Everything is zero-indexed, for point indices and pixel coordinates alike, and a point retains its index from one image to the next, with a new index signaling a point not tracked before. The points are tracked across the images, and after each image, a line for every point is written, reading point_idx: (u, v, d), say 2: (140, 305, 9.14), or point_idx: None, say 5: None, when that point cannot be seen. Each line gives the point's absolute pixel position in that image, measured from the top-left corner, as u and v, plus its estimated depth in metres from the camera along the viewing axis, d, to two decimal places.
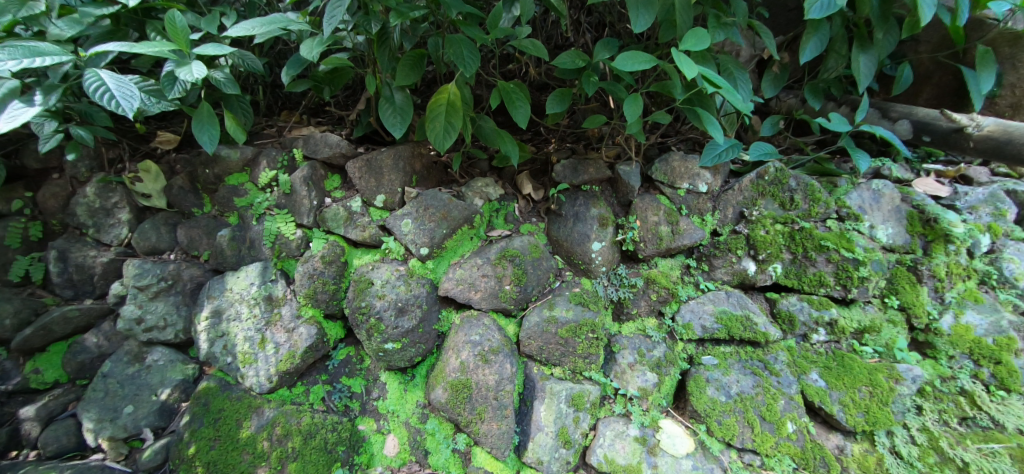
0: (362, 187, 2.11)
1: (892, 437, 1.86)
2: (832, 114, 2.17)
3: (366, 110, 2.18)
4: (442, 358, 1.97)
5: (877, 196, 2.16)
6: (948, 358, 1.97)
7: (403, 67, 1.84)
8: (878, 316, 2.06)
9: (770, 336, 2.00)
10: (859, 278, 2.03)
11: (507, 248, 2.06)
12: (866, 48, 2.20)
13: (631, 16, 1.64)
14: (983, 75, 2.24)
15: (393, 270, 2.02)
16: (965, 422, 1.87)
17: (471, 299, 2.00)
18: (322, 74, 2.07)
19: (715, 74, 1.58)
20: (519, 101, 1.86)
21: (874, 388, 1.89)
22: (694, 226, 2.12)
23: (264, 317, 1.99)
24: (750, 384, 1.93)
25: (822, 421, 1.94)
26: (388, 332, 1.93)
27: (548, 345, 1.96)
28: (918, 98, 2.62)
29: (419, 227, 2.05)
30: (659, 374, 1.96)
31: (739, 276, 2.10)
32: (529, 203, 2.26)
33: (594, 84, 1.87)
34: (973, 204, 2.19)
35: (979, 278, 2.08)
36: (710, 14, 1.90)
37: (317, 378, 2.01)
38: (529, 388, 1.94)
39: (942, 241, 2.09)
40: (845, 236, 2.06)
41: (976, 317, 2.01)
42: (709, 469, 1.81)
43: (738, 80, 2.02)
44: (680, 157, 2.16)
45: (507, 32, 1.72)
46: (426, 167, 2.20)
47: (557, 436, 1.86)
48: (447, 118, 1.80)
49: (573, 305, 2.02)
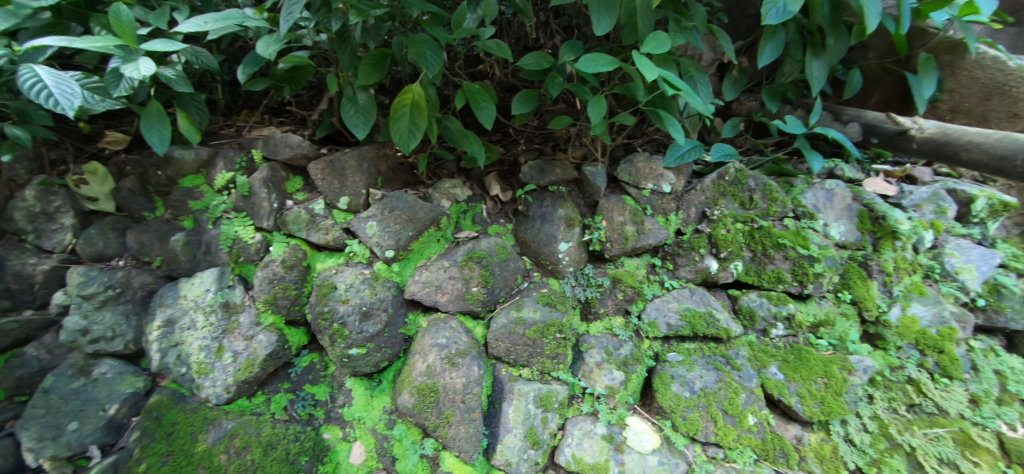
0: (325, 189, 2.06)
1: (846, 426, 1.95)
2: (788, 116, 2.26)
3: (329, 110, 2.14)
4: (409, 363, 1.94)
5: (831, 195, 2.25)
6: (896, 348, 2.08)
7: (364, 66, 1.79)
8: (832, 311, 2.15)
9: (732, 332, 2.05)
10: (814, 274, 2.11)
11: (473, 250, 2.04)
12: (819, 54, 2.30)
13: (593, 18, 1.66)
14: (925, 80, 2.38)
15: (358, 274, 1.98)
16: (912, 409, 1.99)
17: (438, 301, 1.97)
18: (281, 72, 2.01)
19: (674, 77, 1.61)
20: (484, 101, 1.85)
21: (829, 380, 1.97)
22: (658, 225, 2.16)
23: (221, 325, 1.91)
24: (713, 379, 1.98)
25: (781, 413, 2.01)
26: (353, 337, 1.89)
27: (516, 346, 1.96)
28: (867, 101, 2.78)
29: (384, 229, 2.01)
30: (625, 372, 1.99)
31: (702, 274, 2.15)
32: (497, 203, 2.26)
33: (559, 85, 1.89)
34: (917, 202, 2.31)
35: (924, 272, 2.21)
36: (671, 18, 1.94)
37: (278, 386, 1.94)
38: (498, 390, 1.93)
39: (890, 237, 2.19)
40: (801, 234, 2.14)
41: (922, 310, 2.13)
42: (674, 464, 1.85)
43: (699, 83, 2.05)
44: (644, 158, 2.20)
45: (471, 32, 1.70)
46: (391, 168, 2.17)
47: (526, 437, 1.85)
48: (412, 118, 1.78)
49: (541, 306, 2.03)
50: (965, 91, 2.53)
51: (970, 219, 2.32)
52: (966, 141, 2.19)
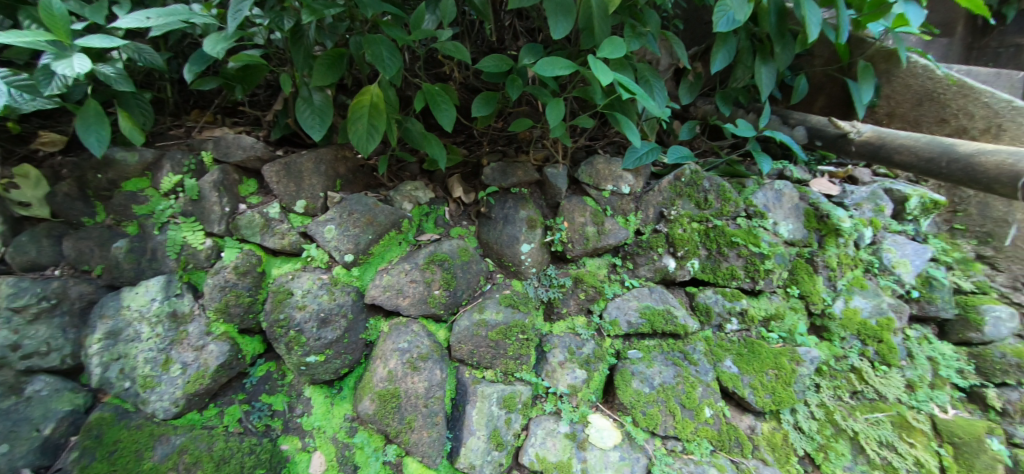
0: (280, 192, 2.00)
1: (795, 414, 2.07)
2: (739, 120, 2.36)
3: (284, 110, 2.08)
4: (370, 369, 1.90)
5: (780, 196, 2.34)
6: (840, 339, 2.22)
7: (319, 67, 1.75)
8: (782, 305, 2.25)
9: (689, 328, 2.12)
10: (765, 270, 2.21)
11: (435, 253, 2.03)
12: (767, 61, 2.42)
13: (550, 23, 1.68)
14: (863, 87, 2.53)
15: (316, 279, 1.92)
16: (855, 395, 2.15)
17: (400, 305, 1.95)
18: (231, 71, 1.93)
19: (630, 81, 1.64)
20: (444, 104, 1.84)
21: (779, 371, 2.07)
22: (618, 226, 2.21)
23: (169, 336, 1.81)
24: (671, 374, 2.04)
25: (735, 404, 2.10)
26: (310, 344, 1.84)
27: (478, 348, 1.96)
28: (813, 106, 2.94)
29: (343, 233, 1.97)
30: (588, 370, 2.02)
31: (660, 272, 2.20)
32: (460, 206, 2.26)
33: (519, 88, 1.90)
34: (858, 201, 2.44)
35: (864, 267, 2.35)
36: (627, 24, 1.99)
37: (232, 398, 1.87)
38: (461, 393, 1.93)
39: (833, 234, 2.32)
40: (753, 233, 2.23)
41: (863, 302, 2.27)
42: (635, 458, 1.89)
43: (655, 88, 2.11)
44: (604, 160, 2.25)
45: (429, 34, 1.68)
46: (352, 170, 2.15)
47: (489, 439, 1.85)
48: (370, 120, 1.76)
49: (503, 307, 2.04)
50: (900, 98, 2.71)
51: (904, 217, 2.50)
52: (898, 144, 2.36)
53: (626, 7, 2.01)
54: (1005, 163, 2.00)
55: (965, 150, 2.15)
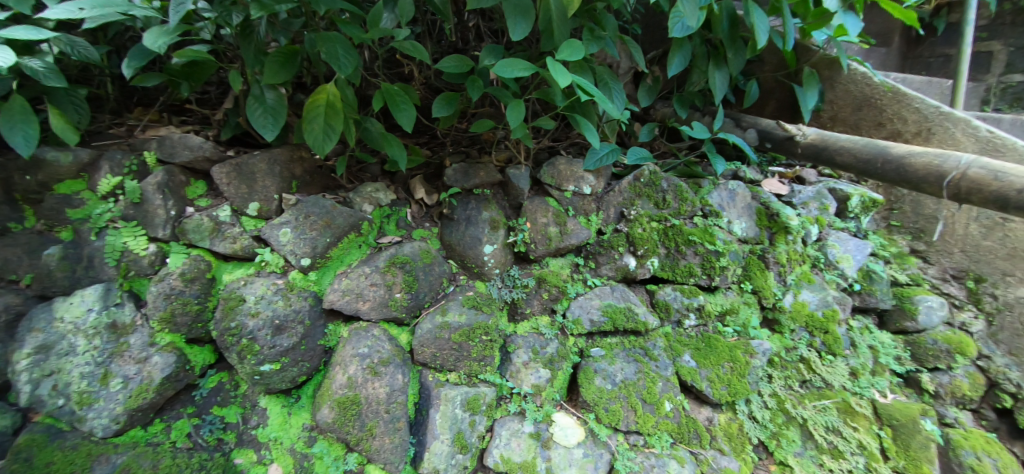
0: (231, 194, 1.91)
1: (749, 404, 2.17)
2: (695, 122, 2.44)
3: (235, 109, 1.99)
4: (329, 375, 1.84)
5: (733, 195, 2.44)
6: (790, 331, 2.34)
7: (271, 64, 1.69)
8: (736, 300, 2.34)
9: (649, 325, 2.18)
10: (720, 267, 2.29)
11: (396, 255, 2.00)
12: (720, 66, 2.52)
13: (509, 24, 1.68)
14: (808, 91, 2.67)
15: (270, 284, 1.85)
16: (805, 384, 2.27)
17: (360, 309, 1.90)
18: (176, 67, 1.83)
19: (588, 83, 1.66)
20: (404, 104, 1.82)
21: (734, 363, 2.16)
22: (580, 226, 2.24)
23: (108, 348, 1.69)
24: (632, 370, 2.09)
25: (694, 397, 2.17)
26: (264, 352, 1.76)
27: (441, 351, 1.94)
28: (764, 109, 3.10)
29: (299, 236, 1.91)
30: (551, 369, 2.04)
31: (621, 271, 2.25)
32: (422, 207, 2.23)
33: (479, 89, 1.89)
34: (805, 200, 2.57)
35: (811, 262, 2.49)
36: (586, 28, 2.02)
37: (180, 411, 1.77)
38: (424, 397, 1.90)
39: (783, 232, 2.43)
40: (708, 231, 2.30)
41: (810, 295, 2.39)
42: (599, 454, 1.92)
43: (613, 90, 2.14)
44: (566, 161, 2.28)
45: (386, 33, 1.65)
46: (309, 172, 2.08)
47: (453, 442, 1.83)
48: (327, 120, 1.71)
49: (466, 309, 2.02)
50: (841, 103, 2.89)
51: (847, 215, 2.65)
52: (839, 147, 2.50)
53: (585, 11, 2.03)
54: (933, 164, 2.16)
55: (897, 152, 2.31)
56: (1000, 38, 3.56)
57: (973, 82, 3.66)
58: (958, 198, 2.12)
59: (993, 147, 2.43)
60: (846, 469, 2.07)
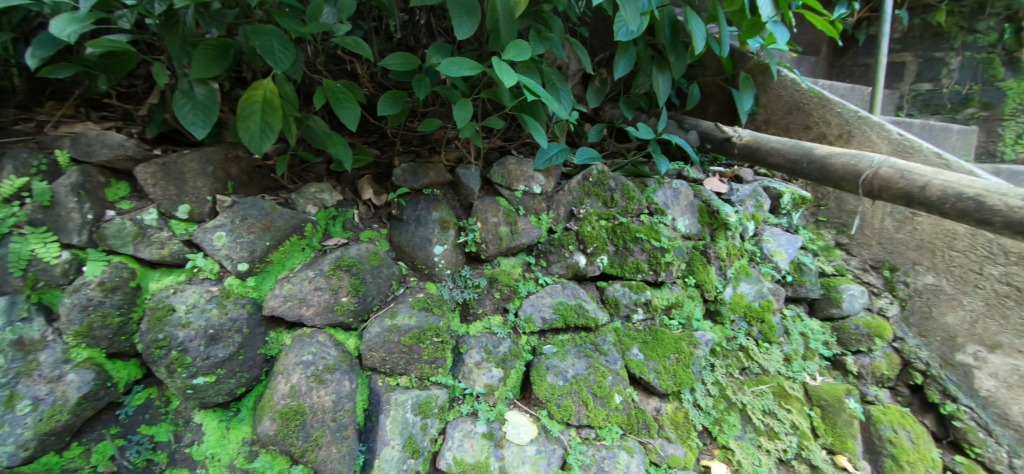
0: (158, 196, 1.78)
1: (694, 393, 2.28)
2: (640, 123, 2.52)
3: (162, 104, 1.86)
4: (270, 386, 1.75)
5: (677, 193, 2.53)
6: (730, 322, 2.47)
7: (201, 57, 1.58)
8: (680, 294, 2.44)
9: (599, 320, 2.23)
10: (666, 263, 2.37)
11: (341, 258, 1.93)
12: (662, 69, 2.61)
13: (454, 23, 1.67)
14: (744, 96, 2.83)
15: (203, 291, 1.74)
16: (744, 371, 2.42)
17: (303, 315, 1.83)
18: (93, 59, 1.66)
19: (534, 83, 1.67)
20: (347, 101, 1.76)
21: (679, 355, 2.26)
22: (531, 225, 2.26)
23: (11, 368, 1.50)
24: (583, 366, 2.13)
25: (643, 389, 2.24)
26: (196, 365, 1.65)
27: (391, 355, 1.90)
28: (706, 112, 3.27)
29: (235, 240, 1.81)
30: (504, 368, 2.04)
31: (572, 268, 2.29)
32: (371, 208, 2.17)
33: (426, 88, 1.87)
34: (742, 198, 2.71)
35: (748, 256, 2.63)
36: (533, 28, 2.03)
37: (102, 432, 1.64)
38: (374, 403, 1.85)
39: (723, 228, 2.54)
40: (654, 229, 2.37)
41: (748, 287, 2.54)
42: (551, 450, 1.95)
43: (561, 91, 2.17)
44: (516, 161, 2.30)
45: (326, 27, 1.59)
46: (247, 172, 1.99)
47: (404, 447, 1.80)
48: (264, 117, 1.62)
49: (416, 311, 1.99)
50: (773, 107, 3.09)
51: (780, 211, 2.83)
52: (770, 148, 2.66)
53: (532, 12, 2.05)
54: (849, 164, 2.35)
55: (820, 153, 2.49)
56: (911, 50, 3.78)
57: (889, 89, 3.93)
58: (871, 195, 2.31)
59: (904, 148, 2.64)
60: (780, 448, 2.24)
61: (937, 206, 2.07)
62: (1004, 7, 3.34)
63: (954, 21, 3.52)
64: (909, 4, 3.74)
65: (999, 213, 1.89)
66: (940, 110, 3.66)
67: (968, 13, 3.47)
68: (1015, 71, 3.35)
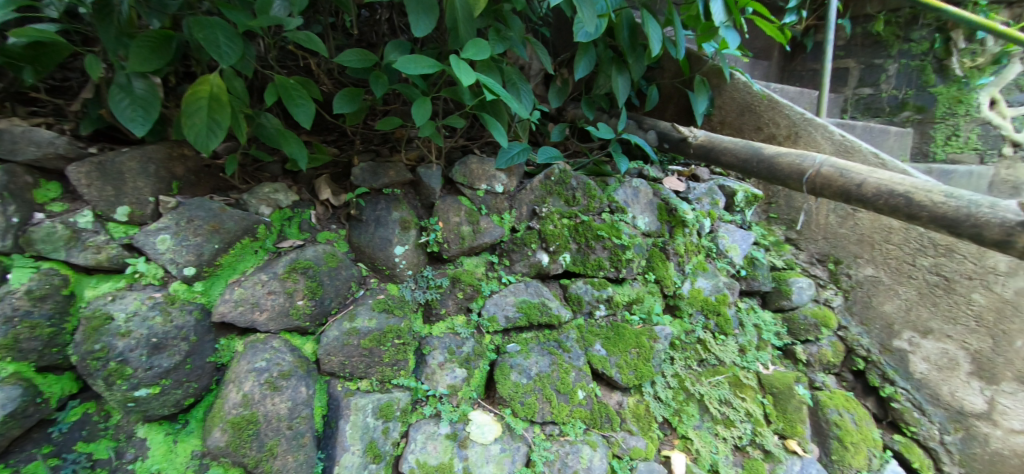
0: (93, 197, 1.67)
1: (654, 386, 2.34)
2: (600, 123, 2.57)
3: (97, 99, 1.74)
4: (220, 395, 1.67)
5: (637, 192, 2.58)
6: (688, 316, 2.55)
7: (139, 49, 1.50)
8: (641, 290, 2.49)
9: (562, 318, 2.25)
10: (626, 260, 2.41)
11: (297, 260, 1.87)
12: (621, 71, 2.67)
13: (411, 20, 1.64)
14: (699, 97, 2.92)
15: (145, 298, 1.64)
16: (702, 363, 2.50)
17: (256, 320, 1.76)
18: (17, 50, 1.53)
19: (493, 82, 1.67)
20: (301, 99, 1.70)
21: (640, 349, 2.32)
22: (493, 224, 2.26)
23: None
24: (547, 363, 2.15)
25: (605, 383, 2.29)
26: (138, 376, 1.55)
27: (350, 359, 1.86)
28: (666, 112, 3.36)
29: (180, 243, 1.72)
30: (467, 368, 2.03)
31: (535, 267, 2.30)
32: (329, 208, 2.11)
33: (384, 85, 1.83)
34: (698, 195, 2.80)
35: (705, 252, 2.72)
36: (493, 28, 2.03)
37: (32, 452, 1.50)
38: (333, 408, 1.81)
39: (681, 225, 2.62)
40: (615, 226, 2.41)
41: (705, 282, 2.63)
42: (515, 448, 1.96)
43: (522, 91, 2.17)
44: (477, 160, 2.29)
45: (276, 21, 1.53)
46: (193, 171, 1.89)
47: (365, 452, 1.77)
48: (210, 113, 1.55)
49: (376, 313, 1.95)
50: (726, 109, 3.22)
51: (734, 209, 2.94)
52: (723, 148, 2.77)
53: (492, 11, 2.05)
54: (794, 163, 2.48)
55: (769, 153, 2.61)
56: (854, 56, 4.06)
57: (834, 94, 4.13)
58: (814, 192, 2.44)
59: (846, 148, 2.80)
60: (736, 436, 2.34)
61: (872, 203, 2.21)
62: (934, 18, 3.55)
63: (893, 30, 3.76)
64: (852, 13, 3.98)
65: (926, 208, 2.04)
66: (880, 113, 3.92)
67: (904, 23, 3.72)
68: (945, 77, 3.57)
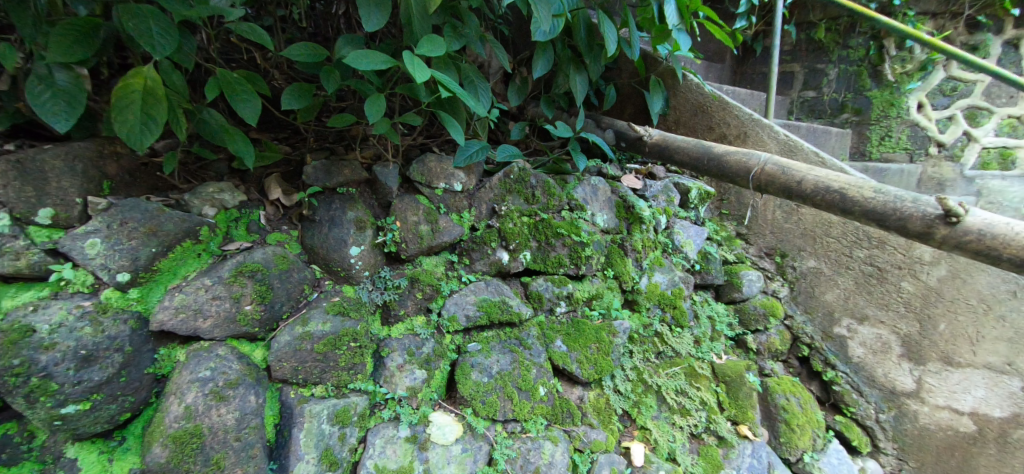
0: (9, 198, 1.51)
1: (614, 379, 2.39)
2: (559, 122, 2.59)
3: (13, 91, 1.59)
4: (160, 408, 1.57)
5: (595, 190, 2.62)
6: (646, 309, 2.62)
7: (61, 37, 1.38)
8: (600, 286, 2.53)
9: (523, 315, 2.26)
10: (586, 257, 2.45)
11: (243, 263, 1.78)
12: (580, 71, 2.69)
13: (362, 15, 1.60)
14: (654, 98, 3.01)
15: (73, 307, 1.51)
16: (659, 355, 2.58)
17: (199, 328, 1.67)
18: None
19: (448, 79, 1.65)
20: (246, 93, 1.62)
21: (599, 344, 2.36)
22: (452, 223, 2.24)
23: None
24: (507, 361, 2.16)
25: (566, 379, 2.32)
26: (65, 392, 1.43)
27: (304, 364, 1.80)
28: (624, 111, 3.44)
29: (112, 247, 1.61)
30: (427, 369, 2.01)
31: (495, 265, 2.29)
32: (279, 208, 2.04)
33: (336, 81, 1.77)
34: (655, 193, 2.88)
35: (662, 247, 2.80)
36: (448, 25, 2.01)
37: None
38: (286, 416, 1.75)
39: (638, 222, 2.68)
40: (574, 224, 2.45)
41: (662, 277, 2.70)
42: (477, 447, 1.96)
43: (479, 89, 2.16)
44: (435, 158, 2.26)
45: (215, 11, 1.45)
46: (128, 170, 1.78)
47: (320, 460, 1.73)
48: (144, 108, 1.45)
49: (331, 316, 1.89)
50: (680, 109, 3.34)
51: (688, 205, 3.05)
52: (676, 146, 2.86)
53: (448, 8, 2.02)
54: (741, 161, 2.59)
55: (718, 151, 2.72)
56: (799, 61, 4.25)
57: (781, 96, 4.33)
58: (759, 189, 2.56)
59: (790, 148, 2.95)
60: (692, 424, 2.43)
61: (810, 198, 2.35)
62: (869, 26, 3.79)
63: (833, 37, 3.99)
64: (796, 20, 4.18)
65: (857, 203, 2.19)
66: (823, 115, 4.14)
67: (843, 30, 3.94)
68: (879, 82, 3.83)
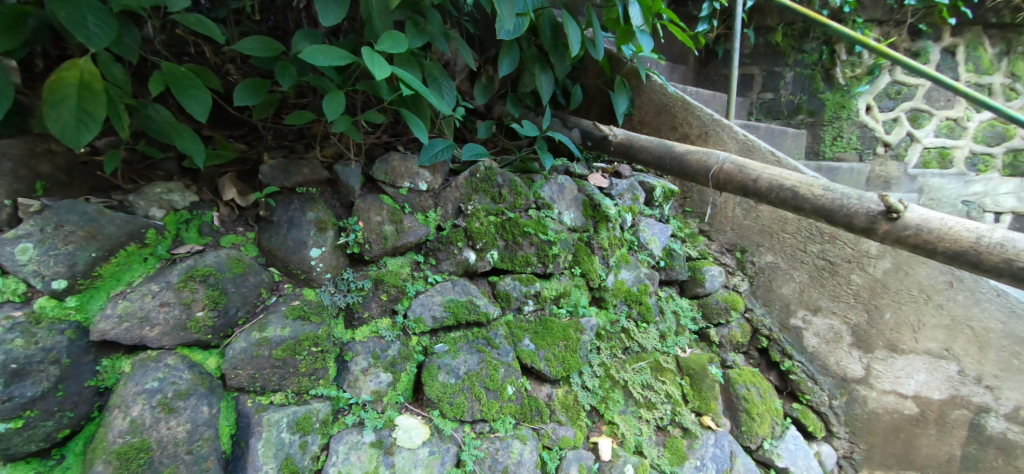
0: None
1: (582, 376, 2.42)
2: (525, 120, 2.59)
3: None
4: (103, 423, 1.48)
5: (562, 188, 2.64)
6: (612, 306, 2.66)
7: None
8: (568, 283, 2.55)
9: (490, 315, 2.25)
10: (553, 255, 2.46)
11: (195, 267, 1.70)
12: (545, 70, 2.70)
13: (317, 9, 1.55)
14: (619, 98, 3.05)
15: (2, 319, 1.40)
16: (626, 351, 2.63)
17: (146, 336, 1.58)
18: None
19: (409, 76, 1.62)
20: (194, 89, 1.54)
21: (567, 341, 2.38)
22: (417, 223, 2.21)
23: None
24: (475, 361, 2.14)
25: (535, 377, 2.33)
26: None
27: (261, 371, 1.73)
28: (590, 111, 3.49)
29: (47, 252, 1.49)
30: (393, 372, 1.97)
31: (462, 265, 2.27)
32: (234, 209, 1.96)
33: (292, 77, 1.71)
34: (620, 191, 2.93)
35: (628, 245, 2.85)
36: (410, 21, 1.97)
37: None
38: (243, 426, 1.68)
39: (604, 220, 2.72)
40: (541, 222, 2.46)
41: (628, 274, 2.75)
42: (445, 449, 1.94)
43: (444, 87, 2.13)
44: (399, 156, 2.22)
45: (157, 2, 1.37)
46: (64, 170, 1.66)
47: (280, 469, 1.67)
48: (80, 104, 1.36)
49: (290, 321, 1.82)
50: (645, 110, 3.41)
51: (653, 203, 3.11)
52: (640, 145, 2.91)
53: (409, 4, 1.98)
54: (702, 160, 2.66)
55: (680, 150, 2.78)
56: (757, 64, 4.38)
57: (741, 97, 4.46)
58: (718, 187, 2.64)
59: (748, 147, 3.05)
60: (658, 417, 2.48)
61: (766, 195, 2.45)
62: (821, 32, 3.97)
63: (788, 41, 4.13)
64: (755, 24, 4.25)
65: (808, 201, 2.29)
66: (780, 116, 4.27)
67: (798, 35, 4.10)
68: (831, 85, 4.01)
